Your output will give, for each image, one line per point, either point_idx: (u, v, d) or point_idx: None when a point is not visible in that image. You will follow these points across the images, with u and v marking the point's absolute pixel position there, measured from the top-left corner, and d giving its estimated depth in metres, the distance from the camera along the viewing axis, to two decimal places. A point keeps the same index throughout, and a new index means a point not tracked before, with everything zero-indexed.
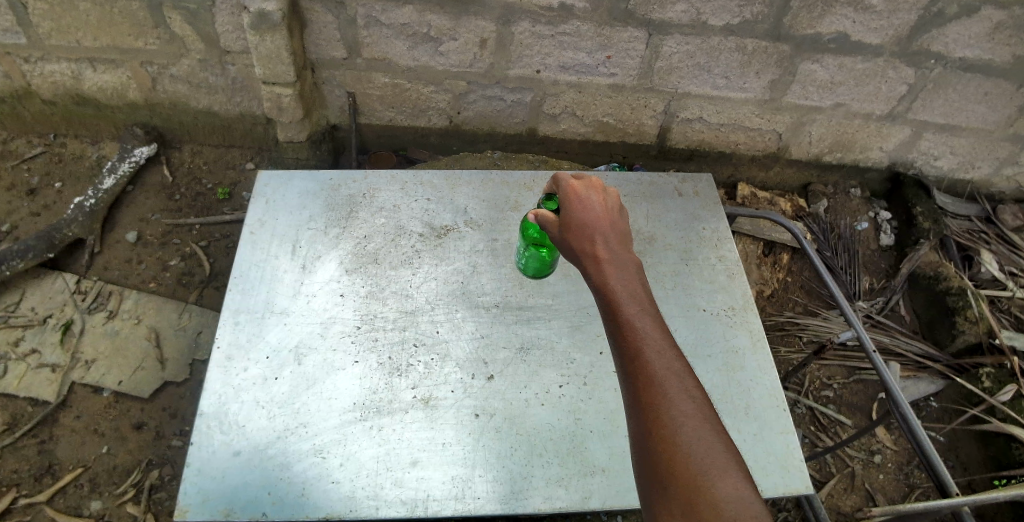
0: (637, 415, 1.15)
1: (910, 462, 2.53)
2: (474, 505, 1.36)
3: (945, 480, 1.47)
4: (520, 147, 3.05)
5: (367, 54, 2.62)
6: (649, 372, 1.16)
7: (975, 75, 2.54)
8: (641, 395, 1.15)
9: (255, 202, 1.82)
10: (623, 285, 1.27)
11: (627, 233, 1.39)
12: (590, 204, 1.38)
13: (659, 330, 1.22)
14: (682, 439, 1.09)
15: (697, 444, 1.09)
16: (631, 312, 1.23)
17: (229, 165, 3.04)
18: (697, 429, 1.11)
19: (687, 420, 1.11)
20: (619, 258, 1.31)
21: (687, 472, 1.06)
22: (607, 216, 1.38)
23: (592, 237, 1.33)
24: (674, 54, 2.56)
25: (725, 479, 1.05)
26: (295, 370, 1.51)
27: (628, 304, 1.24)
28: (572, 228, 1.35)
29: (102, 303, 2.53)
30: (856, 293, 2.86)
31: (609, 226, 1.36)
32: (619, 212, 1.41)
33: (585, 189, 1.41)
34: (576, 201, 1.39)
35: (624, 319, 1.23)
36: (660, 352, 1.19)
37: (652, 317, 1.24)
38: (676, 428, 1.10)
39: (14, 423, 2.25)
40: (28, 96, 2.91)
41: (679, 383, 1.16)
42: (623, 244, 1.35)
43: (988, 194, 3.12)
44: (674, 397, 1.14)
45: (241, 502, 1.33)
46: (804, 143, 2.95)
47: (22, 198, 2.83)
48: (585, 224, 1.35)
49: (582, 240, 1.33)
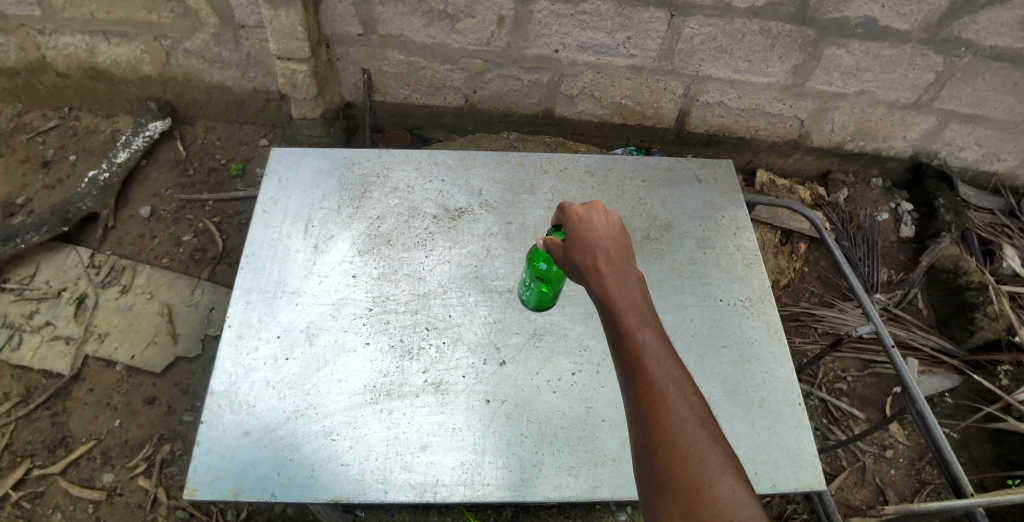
0: (637, 421, 1.12)
1: (922, 458, 2.50)
2: (483, 491, 1.35)
3: (959, 479, 1.44)
4: (535, 128, 3.00)
5: (382, 30, 2.58)
6: (649, 378, 1.13)
7: (1005, 64, 2.45)
8: (642, 402, 1.12)
9: (267, 179, 1.81)
10: (625, 296, 1.22)
11: (630, 244, 1.34)
12: (591, 221, 1.33)
13: (660, 340, 1.18)
14: (681, 442, 1.07)
15: (695, 447, 1.06)
16: (631, 322, 1.19)
17: (243, 141, 3.02)
18: (697, 433, 1.08)
19: (687, 425, 1.08)
20: (622, 270, 1.26)
21: (688, 476, 1.04)
22: (608, 228, 1.32)
23: (594, 250, 1.28)
24: (696, 36, 2.49)
25: (727, 482, 1.02)
26: (307, 350, 1.50)
27: (629, 314, 1.20)
28: (573, 244, 1.29)
29: (115, 278, 2.54)
30: (874, 286, 2.81)
31: (610, 238, 1.31)
32: (623, 228, 1.35)
33: (585, 209, 1.35)
34: (577, 219, 1.34)
35: (625, 329, 1.19)
36: (661, 361, 1.15)
37: (653, 326, 1.20)
38: (676, 433, 1.08)
39: (28, 395, 2.28)
40: (42, 69, 2.90)
41: (681, 389, 1.12)
42: (626, 255, 1.30)
43: (1014, 187, 3.04)
44: (675, 403, 1.11)
45: (251, 482, 1.33)
46: (826, 131, 2.88)
47: (36, 172, 2.83)
48: (586, 239, 1.30)
49: (584, 254, 1.28)
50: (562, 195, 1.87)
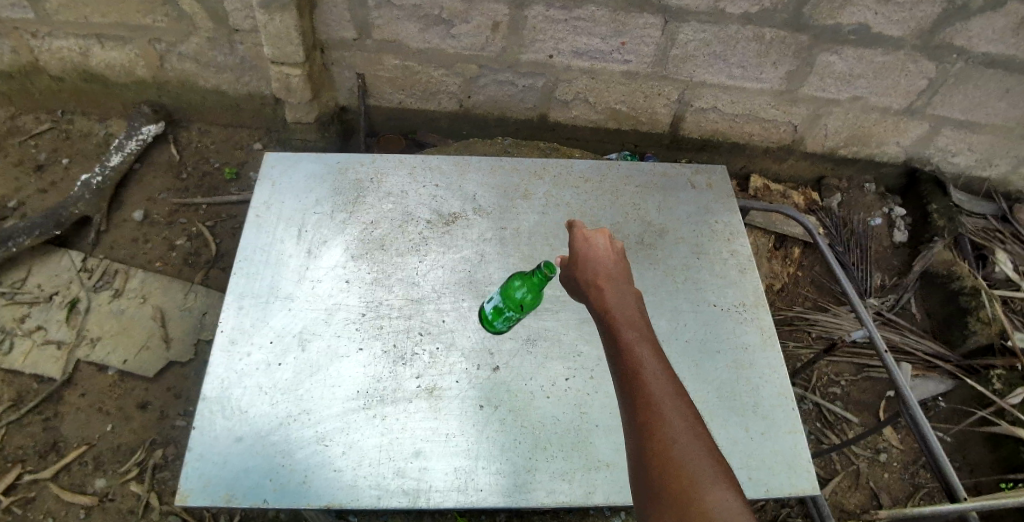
0: (633, 432, 1.13)
1: (916, 462, 2.51)
2: (476, 497, 1.34)
3: (953, 484, 1.44)
4: (531, 133, 3.00)
5: (378, 35, 2.58)
6: (644, 389, 1.15)
7: (997, 71, 2.47)
8: (637, 413, 1.13)
9: (261, 184, 1.80)
10: (622, 312, 1.28)
11: (632, 268, 1.41)
12: (595, 243, 1.42)
13: (656, 355, 1.20)
14: (676, 452, 1.07)
15: (689, 457, 1.06)
16: (628, 336, 1.23)
17: (238, 145, 3.02)
18: (691, 443, 1.08)
19: (681, 435, 1.09)
20: (621, 289, 1.33)
21: (682, 485, 1.03)
22: (611, 252, 1.40)
23: (595, 269, 1.37)
24: (691, 42, 2.50)
25: (720, 491, 1.02)
26: (300, 356, 1.49)
27: (626, 329, 1.24)
28: (576, 264, 1.40)
29: (108, 282, 2.52)
30: (868, 290, 2.82)
31: (612, 261, 1.39)
32: (625, 252, 1.43)
33: (590, 230, 1.45)
34: (581, 240, 1.42)
35: (622, 342, 1.22)
36: (657, 373, 1.17)
37: (650, 342, 1.23)
38: (670, 442, 1.08)
39: (19, 399, 2.26)
40: (36, 72, 2.89)
41: (675, 401, 1.14)
42: (626, 277, 1.38)
43: (1005, 192, 3.06)
44: (669, 414, 1.11)
45: (243, 488, 1.32)
46: (819, 136, 2.89)
47: (29, 175, 2.81)
48: (589, 259, 1.39)
49: (586, 273, 1.37)
50: (556, 200, 1.87)
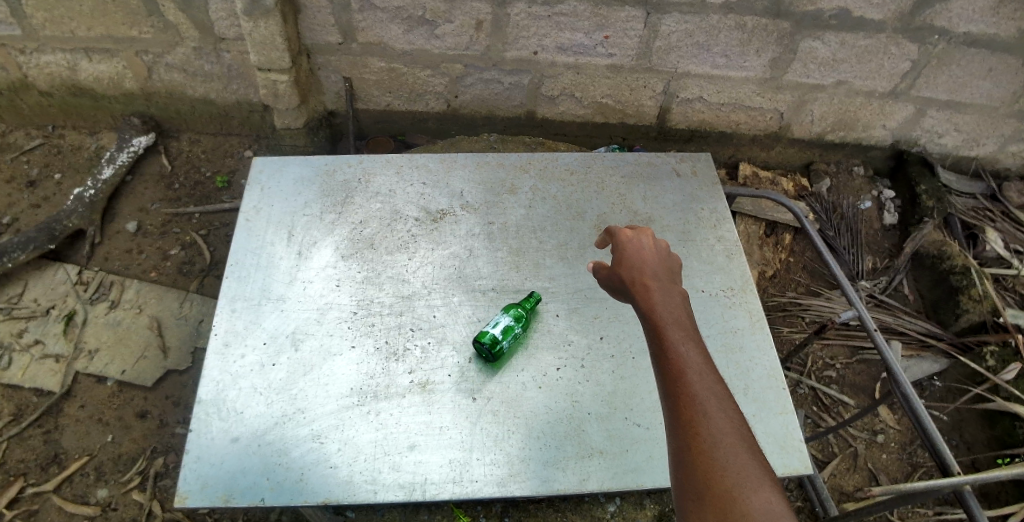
0: (674, 431, 1.10)
1: (913, 442, 2.52)
2: (471, 488, 1.36)
3: (946, 459, 1.44)
4: (518, 130, 3.02)
5: (361, 38, 2.60)
6: (688, 388, 1.12)
7: (980, 51, 2.49)
8: (679, 410, 1.11)
9: (249, 188, 1.82)
10: (668, 310, 1.26)
11: (678, 270, 1.40)
12: (639, 243, 1.42)
13: (703, 357, 1.17)
14: (718, 452, 1.04)
15: (731, 459, 1.03)
16: (673, 336, 1.21)
17: (227, 153, 3.03)
18: (734, 445, 1.05)
19: (725, 437, 1.05)
20: (668, 289, 1.31)
21: (722, 484, 1.00)
22: (656, 253, 1.40)
23: (640, 268, 1.36)
24: (673, 33, 2.52)
25: (763, 494, 0.98)
26: (293, 356, 1.51)
27: (672, 329, 1.21)
28: (620, 263, 1.39)
29: (104, 293, 2.54)
30: (859, 274, 2.83)
31: (657, 262, 1.38)
32: (670, 252, 1.43)
33: (634, 232, 1.45)
34: (626, 239, 1.43)
35: (666, 341, 1.20)
36: (701, 375, 1.14)
37: (695, 344, 1.20)
38: (713, 443, 1.05)
39: (19, 414, 2.27)
40: (24, 88, 2.90)
41: (719, 401, 1.10)
42: (671, 277, 1.36)
43: (994, 171, 3.08)
44: (713, 415, 1.08)
45: (240, 488, 1.34)
46: (806, 122, 2.91)
47: (22, 191, 2.82)
48: (634, 258, 1.39)
49: (630, 272, 1.36)
50: (542, 194, 1.89)
